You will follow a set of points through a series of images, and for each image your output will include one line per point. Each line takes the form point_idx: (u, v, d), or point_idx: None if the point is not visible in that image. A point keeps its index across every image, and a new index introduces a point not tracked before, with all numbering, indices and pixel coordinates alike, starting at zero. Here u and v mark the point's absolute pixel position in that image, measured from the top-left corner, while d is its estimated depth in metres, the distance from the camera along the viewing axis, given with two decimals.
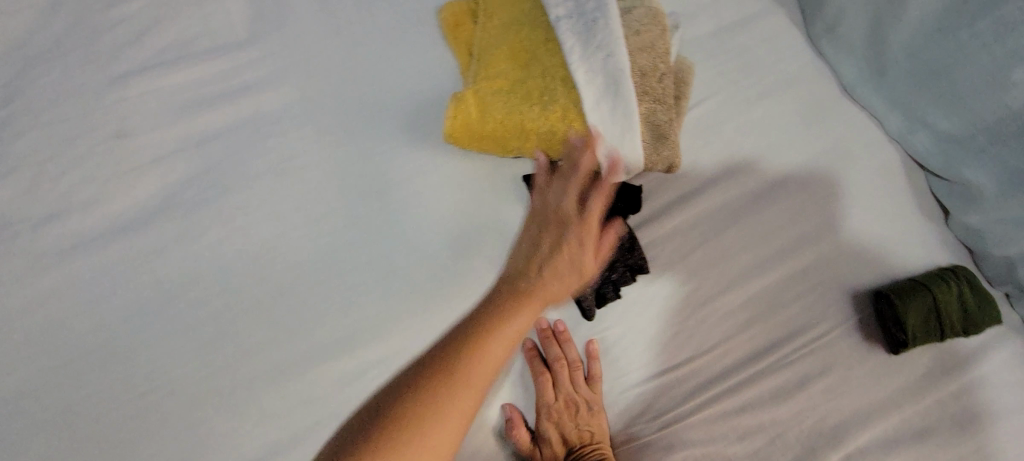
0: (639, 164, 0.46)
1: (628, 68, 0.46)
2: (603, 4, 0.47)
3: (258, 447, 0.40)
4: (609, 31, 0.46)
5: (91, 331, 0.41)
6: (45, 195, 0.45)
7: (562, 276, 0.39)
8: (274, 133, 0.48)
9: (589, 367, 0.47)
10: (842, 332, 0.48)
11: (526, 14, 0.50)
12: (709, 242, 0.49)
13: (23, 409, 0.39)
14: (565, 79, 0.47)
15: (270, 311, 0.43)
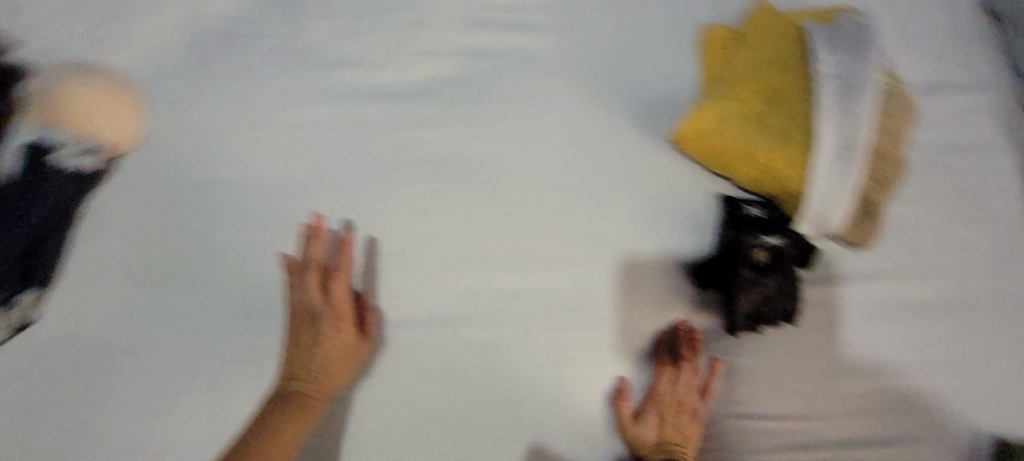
0: (831, 216, 0.64)
1: (861, 144, 0.63)
2: (865, 77, 0.64)
3: (468, 314, 0.66)
4: (860, 101, 0.63)
5: (396, 173, 0.68)
6: (365, 74, 0.70)
7: (667, 429, 0.64)
8: (532, 74, 0.72)
9: (707, 381, 0.67)
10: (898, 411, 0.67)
11: (784, 57, 0.69)
12: (831, 317, 0.69)
13: (340, 186, 0.67)
14: (804, 125, 0.65)
15: (507, 219, 0.68)
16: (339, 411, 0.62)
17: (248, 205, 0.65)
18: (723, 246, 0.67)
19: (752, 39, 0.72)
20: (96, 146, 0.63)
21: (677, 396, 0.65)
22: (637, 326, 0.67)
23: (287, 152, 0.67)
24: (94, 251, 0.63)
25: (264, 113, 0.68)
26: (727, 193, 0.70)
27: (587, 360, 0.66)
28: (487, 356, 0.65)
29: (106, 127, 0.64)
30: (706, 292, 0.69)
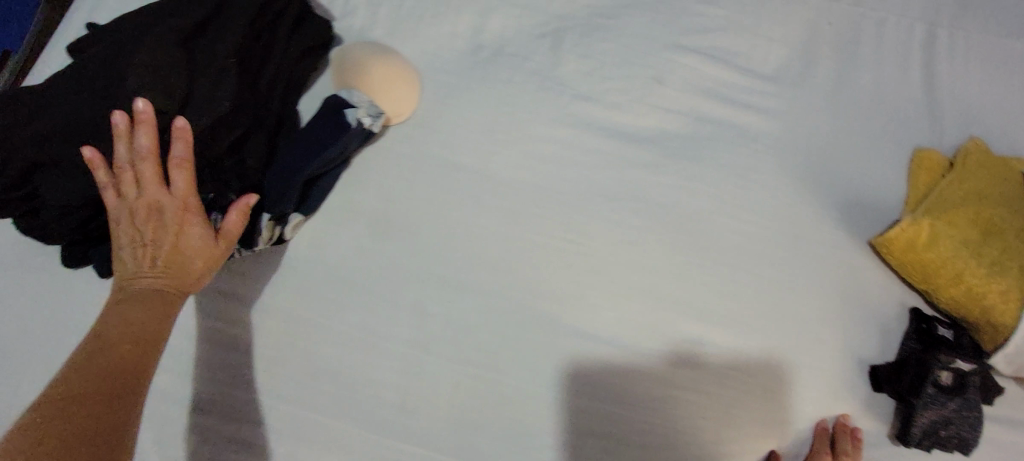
0: None
1: None
2: None
3: (653, 339, 0.70)
4: None
5: (613, 201, 0.75)
6: (599, 110, 0.79)
7: None
8: (745, 146, 0.79)
9: None
10: None
11: (995, 197, 0.72)
12: (995, 459, 0.67)
13: (562, 220, 0.74)
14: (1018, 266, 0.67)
15: (710, 272, 0.73)
16: (500, 390, 0.68)
17: (479, 194, 0.74)
18: (907, 356, 0.69)
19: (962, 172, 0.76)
20: (381, 112, 0.72)
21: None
22: (803, 406, 0.69)
23: (520, 156, 0.76)
24: (347, 197, 0.73)
25: (510, 121, 0.77)
26: (916, 306, 0.72)
27: (748, 423, 0.68)
28: (654, 390, 0.69)
29: (192, 257, 0.60)
30: (878, 395, 0.69)
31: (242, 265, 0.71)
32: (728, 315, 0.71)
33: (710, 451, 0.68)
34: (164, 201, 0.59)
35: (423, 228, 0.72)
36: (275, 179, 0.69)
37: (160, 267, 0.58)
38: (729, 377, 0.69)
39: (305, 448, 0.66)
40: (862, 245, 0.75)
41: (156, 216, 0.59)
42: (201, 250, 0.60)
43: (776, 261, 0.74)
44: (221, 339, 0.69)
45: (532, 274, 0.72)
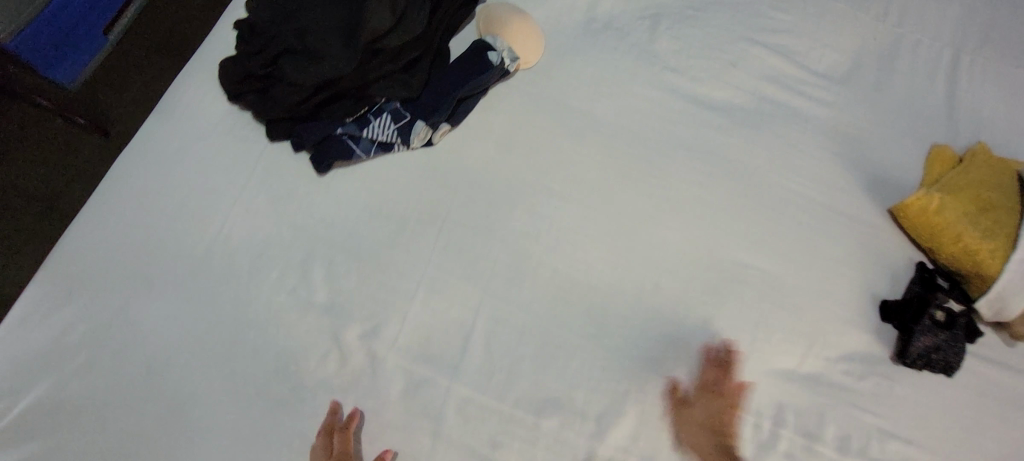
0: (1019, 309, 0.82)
1: None
2: None
3: (708, 254, 0.88)
4: None
5: (688, 148, 0.94)
6: (684, 79, 0.98)
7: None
8: (795, 122, 0.98)
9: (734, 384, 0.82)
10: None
11: (994, 185, 0.91)
12: (969, 383, 0.84)
13: (661, 127, 0.95)
14: (1006, 235, 0.85)
15: (761, 204, 0.92)
16: (584, 280, 0.86)
17: (585, 130, 0.93)
18: (911, 295, 0.87)
19: (968, 164, 0.94)
20: (516, 58, 0.93)
21: (717, 393, 0.81)
22: (824, 324, 0.87)
23: (620, 107, 0.95)
24: (483, 118, 0.92)
25: (613, 79, 0.97)
26: (922, 261, 0.90)
27: (780, 331, 0.86)
28: (709, 297, 0.86)
29: None
30: (885, 325, 0.88)
31: (397, 157, 0.88)
32: (772, 249, 0.90)
33: (750, 349, 0.85)
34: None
35: (540, 149, 0.91)
36: (433, 95, 0.89)
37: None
38: (768, 295, 0.87)
39: (436, 300, 0.82)
40: (880, 213, 0.94)
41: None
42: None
43: (813, 215, 0.92)
44: (376, 209, 0.85)
45: (622, 196, 0.90)
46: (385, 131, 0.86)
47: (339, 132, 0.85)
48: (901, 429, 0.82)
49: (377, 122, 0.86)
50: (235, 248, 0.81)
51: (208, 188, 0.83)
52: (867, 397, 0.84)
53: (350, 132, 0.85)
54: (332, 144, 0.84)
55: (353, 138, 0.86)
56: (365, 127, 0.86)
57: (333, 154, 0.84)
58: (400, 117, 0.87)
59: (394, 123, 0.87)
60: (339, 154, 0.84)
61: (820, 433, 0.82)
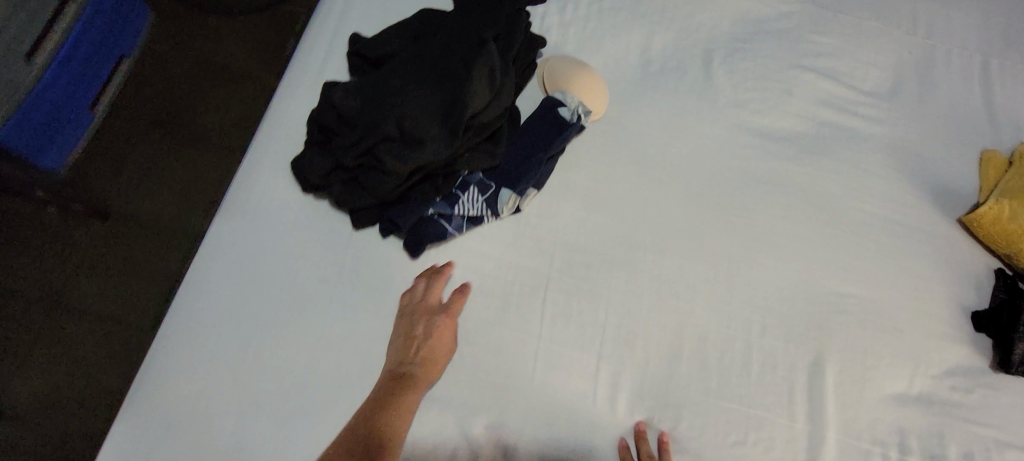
0: None
1: None
2: None
3: (805, 287, 0.89)
4: None
5: (764, 183, 0.94)
6: (746, 113, 0.99)
7: None
8: (856, 143, 1.00)
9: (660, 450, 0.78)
10: None
11: None
12: None
13: (736, 164, 0.95)
14: None
15: (843, 230, 0.94)
16: (693, 331, 0.84)
17: (666, 176, 0.92)
18: (999, 303, 0.90)
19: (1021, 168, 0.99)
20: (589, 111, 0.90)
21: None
22: (924, 342, 0.89)
23: (694, 148, 0.95)
24: (565, 177, 0.90)
25: (680, 120, 0.96)
26: (999, 268, 0.94)
27: (887, 356, 0.87)
28: (815, 331, 0.87)
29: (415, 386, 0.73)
30: (978, 334, 0.90)
31: (486, 228, 0.85)
32: (863, 275, 0.91)
33: (863, 379, 0.85)
34: (431, 340, 0.75)
35: (626, 202, 0.89)
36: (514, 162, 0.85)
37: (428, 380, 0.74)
38: (870, 321, 0.88)
39: (555, 376, 0.80)
40: (950, 223, 0.96)
41: (412, 338, 0.75)
42: (440, 352, 0.75)
43: (893, 234, 0.94)
44: (478, 288, 0.82)
45: (714, 240, 0.89)
46: (474, 204, 0.82)
47: (430, 213, 0.81)
48: (1014, 436, 0.85)
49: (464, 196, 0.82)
50: (342, 351, 0.76)
51: (299, 289, 0.78)
52: (975, 410, 0.86)
53: (438, 211, 0.81)
54: (425, 228, 0.80)
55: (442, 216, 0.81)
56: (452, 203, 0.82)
57: (426, 236, 0.80)
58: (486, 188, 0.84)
59: (482, 195, 0.83)
60: (432, 236, 0.80)
61: (943, 453, 0.84)
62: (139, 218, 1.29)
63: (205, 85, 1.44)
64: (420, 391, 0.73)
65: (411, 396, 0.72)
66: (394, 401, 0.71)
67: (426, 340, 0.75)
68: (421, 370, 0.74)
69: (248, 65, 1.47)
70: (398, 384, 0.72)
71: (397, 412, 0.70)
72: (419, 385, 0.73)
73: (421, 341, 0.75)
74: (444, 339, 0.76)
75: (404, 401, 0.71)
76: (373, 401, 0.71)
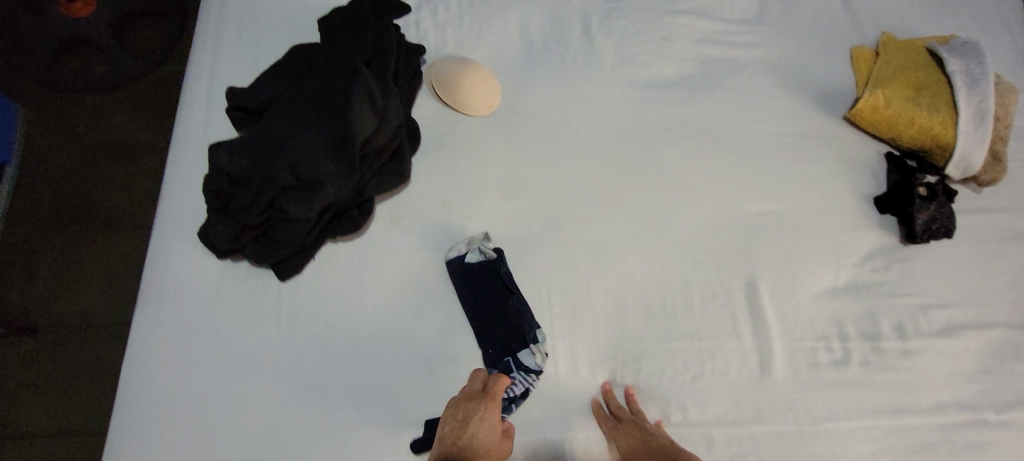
0: (977, 166, 0.94)
1: (990, 113, 0.94)
2: (985, 73, 0.96)
3: (724, 215, 0.94)
4: (985, 86, 0.95)
5: (665, 129, 0.98)
6: (633, 67, 1.03)
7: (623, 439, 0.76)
8: (740, 71, 1.06)
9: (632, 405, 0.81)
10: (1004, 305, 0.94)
11: (916, 65, 1.02)
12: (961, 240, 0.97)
13: (635, 117, 0.98)
14: (947, 104, 0.96)
15: (746, 153, 0.99)
16: (632, 286, 0.88)
17: (573, 148, 0.95)
18: (895, 183, 0.98)
19: (888, 54, 1.05)
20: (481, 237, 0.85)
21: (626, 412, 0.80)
22: (839, 237, 0.96)
23: (593, 112, 0.98)
24: (478, 173, 0.91)
25: (573, 91, 0.99)
26: (888, 152, 1.01)
27: (811, 259, 0.94)
28: (743, 253, 0.92)
29: None
30: (884, 216, 0.98)
31: (414, 244, 0.86)
32: (774, 190, 0.97)
33: (793, 285, 0.92)
34: (490, 424, 0.71)
35: (542, 183, 0.92)
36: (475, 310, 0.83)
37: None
38: (789, 231, 0.94)
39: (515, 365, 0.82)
40: (838, 122, 1.03)
41: (470, 422, 0.70)
42: (499, 444, 0.71)
43: (792, 145, 1.00)
44: (420, 305, 0.83)
45: (632, 195, 0.93)
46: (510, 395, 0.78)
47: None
48: (933, 297, 0.94)
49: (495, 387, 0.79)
50: (301, 403, 0.76)
51: (242, 355, 0.78)
52: (896, 286, 0.94)
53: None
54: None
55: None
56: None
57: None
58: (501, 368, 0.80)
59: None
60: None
61: (878, 330, 0.91)
62: (70, 319, 1.22)
63: (103, 165, 1.37)
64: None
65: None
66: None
67: (484, 426, 0.71)
68: None
69: (145, 138, 1.40)
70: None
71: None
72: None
73: (479, 425, 0.70)
74: (501, 433, 0.72)
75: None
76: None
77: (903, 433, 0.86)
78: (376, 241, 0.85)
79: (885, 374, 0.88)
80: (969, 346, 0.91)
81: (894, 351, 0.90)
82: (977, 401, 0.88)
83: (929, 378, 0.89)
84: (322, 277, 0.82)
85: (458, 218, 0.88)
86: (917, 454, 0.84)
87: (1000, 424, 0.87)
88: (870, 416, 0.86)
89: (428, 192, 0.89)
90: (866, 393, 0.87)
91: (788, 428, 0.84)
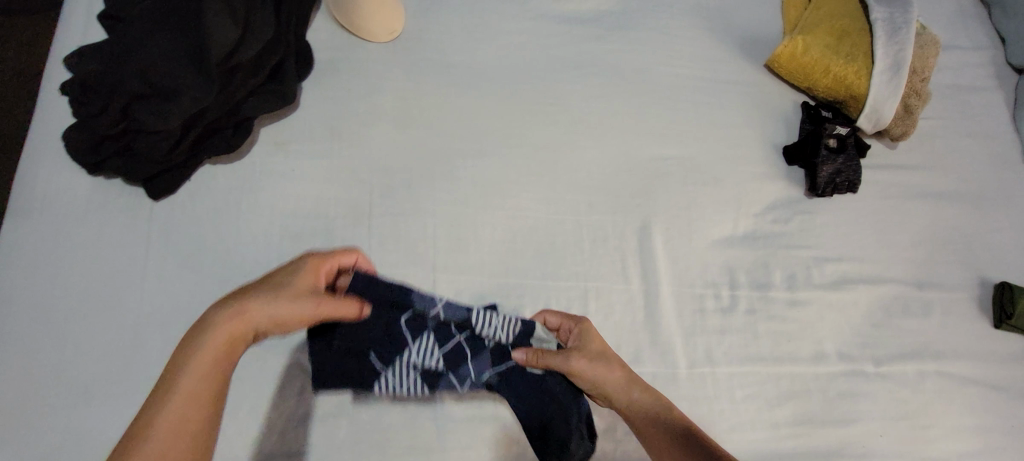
0: (887, 119, 0.92)
1: (907, 63, 0.90)
2: (907, 22, 0.92)
3: (625, 157, 0.92)
4: (906, 36, 0.91)
5: (575, 67, 0.96)
6: (549, 2, 0.99)
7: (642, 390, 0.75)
8: (662, 11, 1.02)
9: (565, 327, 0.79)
10: (903, 261, 0.94)
11: (845, 9, 0.96)
12: (867, 195, 0.95)
13: (545, 54, 0.95)
14: (865, 53, 0.93)
15: (656, 97, 0.96)
16: (523, 224, 0.87)
17: (475, 81, 0.92)
18: (807, 133, 0.95)
19: None
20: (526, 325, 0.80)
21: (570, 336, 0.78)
22: (743, 186, 0.94)
23: (500, 46, 0.95)
24: (371, 101, 0.88)
25: (482, 23, 0.95)
26: (804, 101, 0.98)
27: (710, 206, 0.92)
28: (640, 197, 0.91)
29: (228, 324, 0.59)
30: (792, 168, 0.96)
31: (298, 170, 0.84)
32: (680, 136, 0.95)
33: (689, 231, 0.91)
34: (279, 295, 0.61)
35: (439, 116, 0.90)
36: (519, 391, 0.74)
37: (248, 325, 0.60)
38: (690, 177, 0.93)
39: None
40: (758, 69, 1.00)
41: (252, 292, 0.61)
42: (285, 307, 0.61)
43: (707, 90, 0.98)
44: (300, 231, 0.82)
45: (531, 132, 0.91)
46: (491, 324, 0.73)
47: (404, 322, 0.72)
48: (830, 251, 0.93)
49: (470, 336, 0.74)
50: (167, 322, 0.76)
51: (109, 271, 0.77)
52: (795, 237, 0.93)
53: (427, 330, 0.72)
54: (392, 334, 0.71)
55: (418, 349, 0.72)
56: (448, 342, 0.73)
57: (406, 331, 0.71)
58: (484, 351, 0.74)
59: (439, 347, 0.72)
60: (395, 347, 0.71)
61: (770, 280, 0.90)
62: None
63: None
64: (228, 351, 0.59)
65: (207, 359, 0.57)
66: (175, 372, 0.57)
67: (267, 297, 0.61)
68: (236, 319, 0.59)
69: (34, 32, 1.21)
70: (196, 345, 0.58)
71: (175, 396, 0.55)
72: (231, 342, 0.59)
73: (258, 295, 0.61)
74: (305, 296, 0.62)
75: (196, 361, 0.57)
76: (172, 360, 0.58)
77: (780, 380, 0.87)
78: (258, 165, 0.83)
79: (770, 323, 0.89)
80: (858, 299, 0.91)
81: (782, 301, 0.90)
82: (859, 352, 0.89)
83: (814, 328, 0.89)
84: (198, 199, 0.81)
85: (347, 146, 0.86)
86: (790, 400, 0.86)
87: (877, 376, 0.88)
88: (749, 363, 0.87)
89: (316, 118, 0.86)
90: (748, 341, 0.88)
91: (664, 370, 0.85)
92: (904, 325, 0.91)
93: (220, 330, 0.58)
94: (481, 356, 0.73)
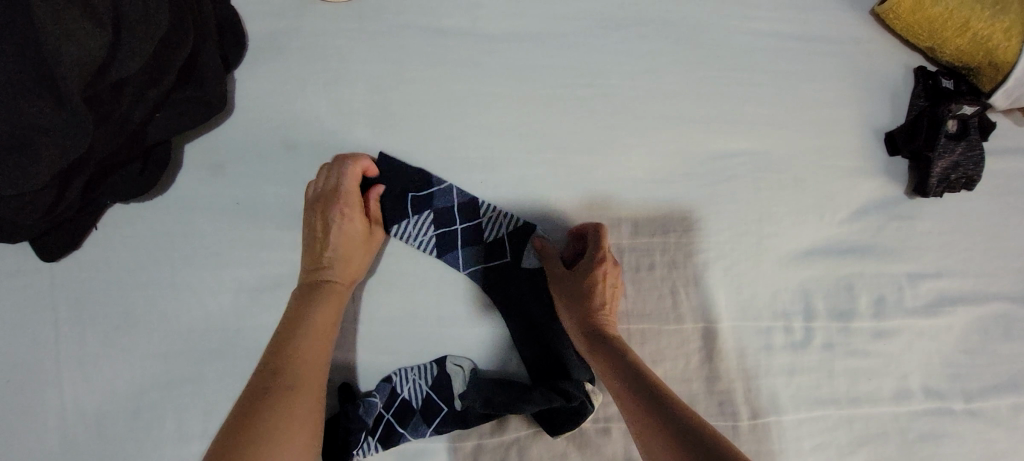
0: None
1: None
2: None
3: (680, 155, 0.70)
4: None
5: (615, 32, 0.71)
6: None
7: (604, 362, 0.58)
8: None
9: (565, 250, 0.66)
10: (1015, 273, 0.76)
11: None
12: (978, 192, 0.76)
13: (576, 16, 0.71)
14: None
15: (722, 67, 0.72)
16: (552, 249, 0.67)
17: (481, 58, 0.68)
18: (919, 112, 0.73)
19: None
20: (592, 152, 0.69)
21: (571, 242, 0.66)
22: (830, 184, 0.73)
23: (515, 5, 0.70)
24: (341, 97, 0.64)
25: None
26: (921, 65, 0.75)
27: (787, 216, 0.72)
28: (699, 210, 0.70)
29: (303, 361, 0.54)
30: (896, 158, 0.74)
31: (247, 201, 0.62)
32: (752, 120, 0.72)
33: (758, 250, 0.71)
34: (350, 252, 0.60)
35: (433, 110, 0.66)
36: (528, 334, 0.66)
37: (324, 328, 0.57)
38: (763, 178, 0.72)
39: (388, 362, 0.64)
40: (855, 24, 0.76)
41: (316, 293, 0.58)
42: (357, 255, 0.61)
43: (787, 56, 0.74)
44: (257, 284, 0.61)
45: (559, 128, 0.68)
46: (496, 216, 0.66)
47: (413, 195, 0.65)
48: (928, 265, 0.74)
49: (470, 226, 0.66)
50: (102, 420, 0.58)
51: (15, 362, 0.58)
52: (889, 248, 0.74)
53: (429, 212, 0.65)
54: (399, 197, 0.65)
55: (417, 222, 0.65)
56: (446, 227, 0.65)
57: (408, 205, 0.65)
58: (481, 244, 0.66)
59: (436, 226, 0.65)
60: (394, 214, 0.65)
61: (854, 307, 0.73)
62: None
63: None
64: (315, 362, 0.55)
65: (305, 373, 0.54)
66: (275, 390, 0.51)
67: (345, 247, 0.60)
68: (297, 364, 0.54)
69: None
70: (278, 369, 0.53)
71: (284, 427, 0.49)
72: (314, 356, 0.55)
73: (326, 287, 0.59)
74: (366, 223, 0.62)
75: (301, 388, 0.53)
76: (246, 394, 0.51)
77: (854, 424, 0.72)
78: (194, 197, 0.62)
79: (849, 360, 0.72)
80: (955, 324, 0.74)
81: (866, 332, 0.73)
82: (949, 388, 0.74)
83: (900, 362, 0.73)
84: (121, 253, 0.60)
85: (308, 163, 0.63)
86: (866, 447, 0.71)
87: (968, 416, 0.73)
88: (820, 406, 0.71)
89: (268, 127, 0.63)
90: (822, 382, 0.72)
91: (724, 426, 0.69)
92: (1007, 353, 0.75)
93: (278, 390, 0.51)
94: (471, 246, 0.66)
